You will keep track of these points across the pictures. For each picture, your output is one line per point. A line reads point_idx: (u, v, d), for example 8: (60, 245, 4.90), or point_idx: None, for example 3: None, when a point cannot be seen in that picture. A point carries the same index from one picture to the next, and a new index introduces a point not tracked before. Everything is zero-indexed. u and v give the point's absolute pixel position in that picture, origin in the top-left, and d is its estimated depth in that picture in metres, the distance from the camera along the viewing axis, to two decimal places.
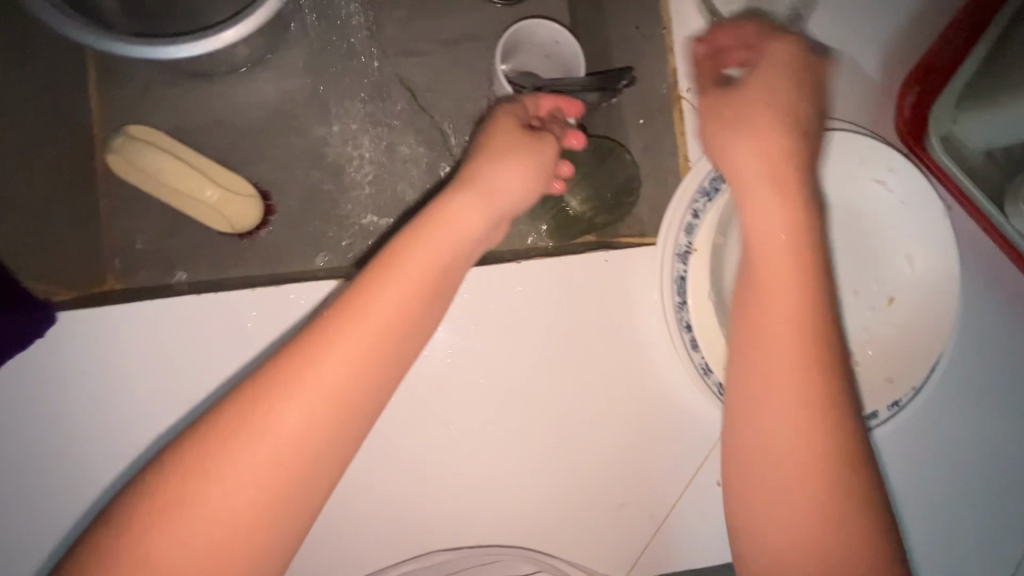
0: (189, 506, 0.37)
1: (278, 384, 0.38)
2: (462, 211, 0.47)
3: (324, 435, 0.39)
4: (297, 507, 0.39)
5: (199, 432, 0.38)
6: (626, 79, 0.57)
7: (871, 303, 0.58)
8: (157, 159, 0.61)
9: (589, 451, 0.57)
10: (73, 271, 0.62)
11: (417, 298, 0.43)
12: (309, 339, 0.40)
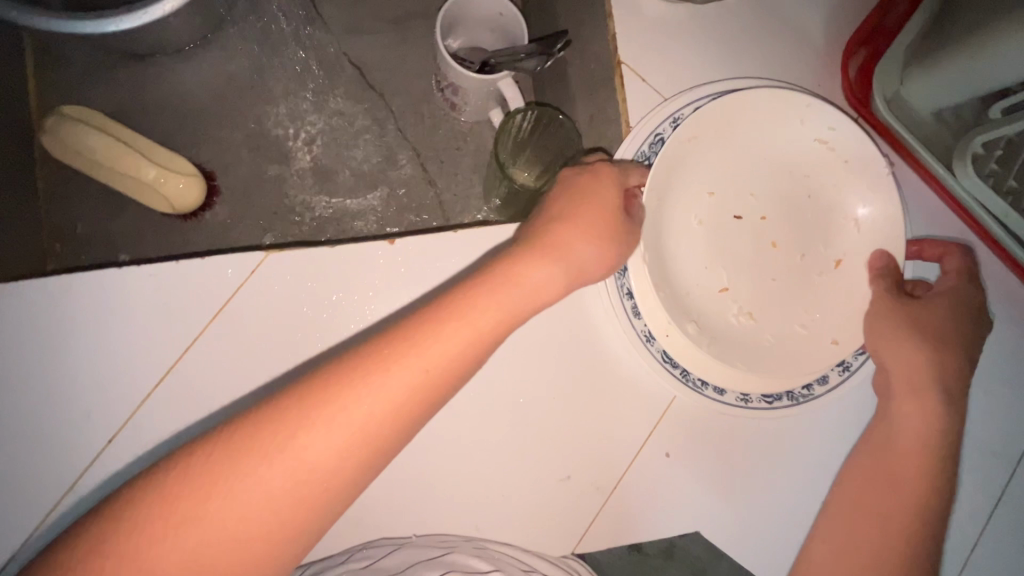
0: (186, 532, 0.34)
1: (308, 421, 0.36)
2: (540, 272, 0.46)
3: (344, 474, 0.37)
4: (314, 526, 0.37)
5: (211, 454, 0.35)
6: (562, 43, 0.55)
7: (818, 266, 0.56)
8: (88, 137, 0.60)
9: (541, 424, 0.56)
10: (8, 253, 0.60)
11: (476, 343, 0.42)
12: (345, 380, 0.38)
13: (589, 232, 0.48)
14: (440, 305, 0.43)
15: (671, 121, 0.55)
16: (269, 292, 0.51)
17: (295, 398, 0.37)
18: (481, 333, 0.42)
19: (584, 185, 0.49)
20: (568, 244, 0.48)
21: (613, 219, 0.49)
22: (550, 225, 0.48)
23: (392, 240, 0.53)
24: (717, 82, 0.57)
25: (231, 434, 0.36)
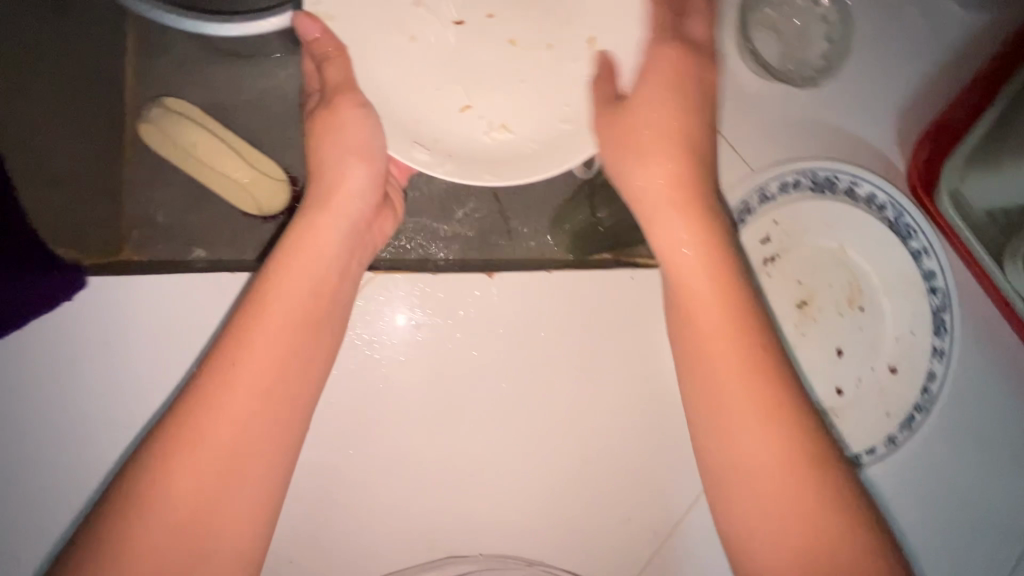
0: (174, 492, 0.47)
1: (202, 412, 0.49)
2: (335, 248, 0.56)
3: (259, 432, 0.51)
4: (284, 463, 0.52)
5: (164, 446, 0.47)
6: None
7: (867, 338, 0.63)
8: (191, 133, 0.61)
9: (600, 465, 0.60)
10: (91, 238, 0.62)
11: (313, 325, 0.54)
12: (226, 368, 0.50)
13: (356, 150, 0.57)
14: (295, 257, 0.55)
15: (757, 192, 0.59)
16: None
17: (191, 404, 0.49)
18: (319, 284, 0.55)
19: (334, 124, 0.56)
20: (339, 174, 0.58)
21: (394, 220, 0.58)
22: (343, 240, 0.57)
23: (491, 274, 0.60)
24: (806, 161, 0.60)
25: (177, 428, 0.48)
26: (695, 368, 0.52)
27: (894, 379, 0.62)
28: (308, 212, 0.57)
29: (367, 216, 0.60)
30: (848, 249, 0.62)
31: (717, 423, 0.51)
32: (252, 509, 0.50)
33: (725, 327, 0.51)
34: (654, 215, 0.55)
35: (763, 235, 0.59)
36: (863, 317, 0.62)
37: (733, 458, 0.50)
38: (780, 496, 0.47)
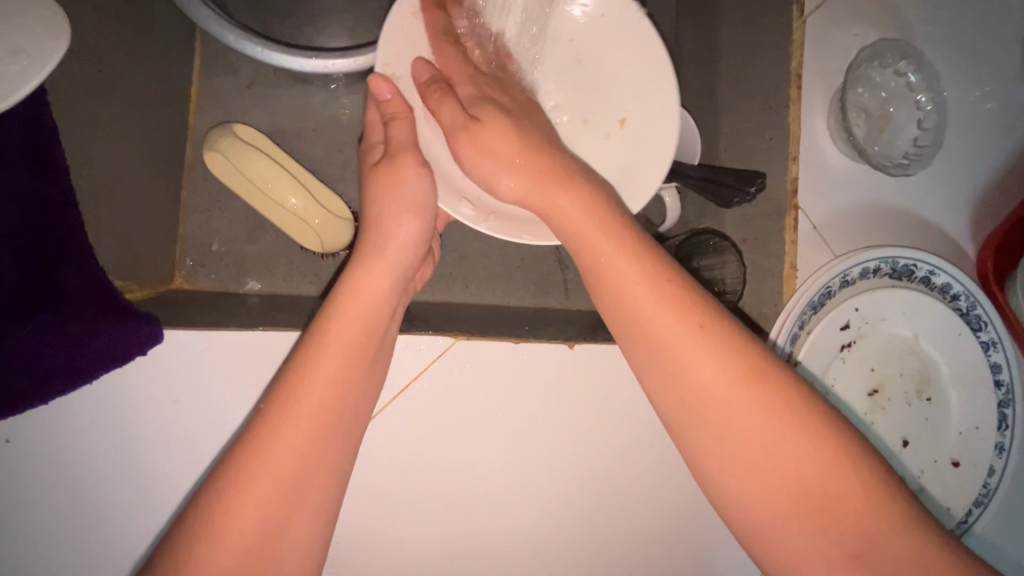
0: (206, 572, 0.36)
1: (247, 470, 0.38)
2: (373, 273, 0.47)
3: (308, 490, 0.40)
4: (327, 517, 0.41)
5: (206, 508, 0.37)
6: (756, 185, 0.58)
7: (933, 429, 0.61)
8: (259, 165, 0.58)
9: (675, 553, 0.55)
10: (143, 270, 0.57)
11: (354, 358, 0.44)
12: (278, 416, 0.40)
13: (411, 206, 0.50)
14: (346, 279, 0.47)
15: (840, 277, 0.57)
16: (449, 377, 0.51)
17: (240, 458, 0.39)
18: (374, 327, 0.46)
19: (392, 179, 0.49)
20: (392, 222, 0.49)
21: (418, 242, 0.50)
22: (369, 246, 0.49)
23: (573, 345, 0.53)
24: (888, 248, 0.59)
25: (218, 488, 0.38)
26: (717, 426, 0.38)
27: (958, 473, 0.60)
28: (365, 249, 0.49)
29: (415, 267, 0.52)
30: (921, 339, 0.61)
31: (738, 467, 0.38)
32: (303, 566, 0.40)
33: (715, 364, 0.38)
34: (650, 309, 0.40)
35: (844, 322, 0.58)
36: (930, 408, 0.61)
37: (782, 491, 0.37)
38: (807, 520, 0.37)
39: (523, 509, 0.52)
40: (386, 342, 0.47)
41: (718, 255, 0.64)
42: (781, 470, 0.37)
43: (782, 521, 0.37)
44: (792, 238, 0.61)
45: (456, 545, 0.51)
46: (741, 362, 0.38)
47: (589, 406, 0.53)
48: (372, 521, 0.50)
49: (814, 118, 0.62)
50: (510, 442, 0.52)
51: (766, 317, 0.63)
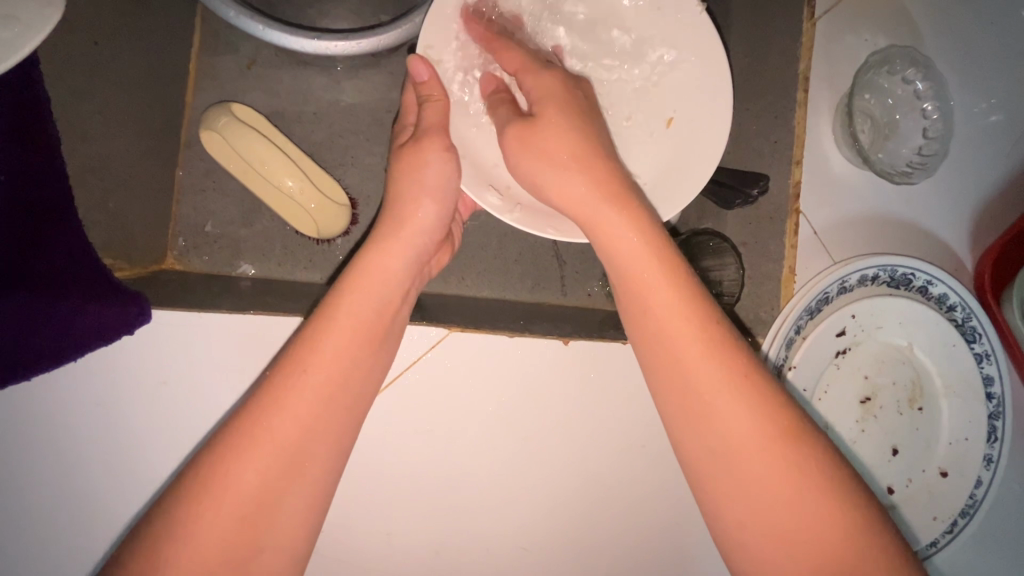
0: (208, 532, 0.37)
1: (255, 435, 0.39)
2: (389, 251, 0.47)
3: (312, 461, 0.41)
4: (322, 490, 0.41)
5: (209, 470, 0.37)
6: (759, 187, 0.57)
7: (921, 439, 0.61)
8: (256, 146, 0.57)
9: (661, 552, 0.55)
10: (135, 249, 0.56)
11: (362, 337, 0.43)
12: (290, 386, 0.40)
13: (435, 189, 0.49)
14: (361, 256, 0.46)
15: (839, 283, 0.57)
16: (440, 369, 0.51)
17: (249, 424, 0.39)
18: (385, 307, 0.46)
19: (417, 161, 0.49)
20: (412, 203, 0.49)
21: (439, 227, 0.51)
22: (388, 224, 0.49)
23: (567, 340, 0.52)
24: (887, 256, 0.58)
25: (224, 451, 0.38)
26: (704, 413, 0.40)
27: (945, 483, 0.61)
28: (385, 227, 0.49)
29: (432, 249, 0.52)
30: (915, 349, 0.61)
31: (714, 452, 0.39)
32: (301, 534, 0.40)
33: (703, 360, 0.39)
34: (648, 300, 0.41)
35: (840, 329, 0.58)
36: (921, 418, 0.61)
37: (749, 478, 0.39)
38: (769, 510, 0.38)
39: (512, 504, 0.52)
40: (396, 323, 0.47)
41: (717, 255, 0.63)
42: (755, 463, 0.38)
43: (749, 506, 0.39)
44: (792, 243, 0.61)
45: (442, 537, 0.51)
46: (729, 358, 0.40)
47: (582, 403, 0.53)
48: (359, 512, 0.49)
49: (820, 122, 0.62)
50: (500, 435, 0.52)
51: (760, 320, 0.64)
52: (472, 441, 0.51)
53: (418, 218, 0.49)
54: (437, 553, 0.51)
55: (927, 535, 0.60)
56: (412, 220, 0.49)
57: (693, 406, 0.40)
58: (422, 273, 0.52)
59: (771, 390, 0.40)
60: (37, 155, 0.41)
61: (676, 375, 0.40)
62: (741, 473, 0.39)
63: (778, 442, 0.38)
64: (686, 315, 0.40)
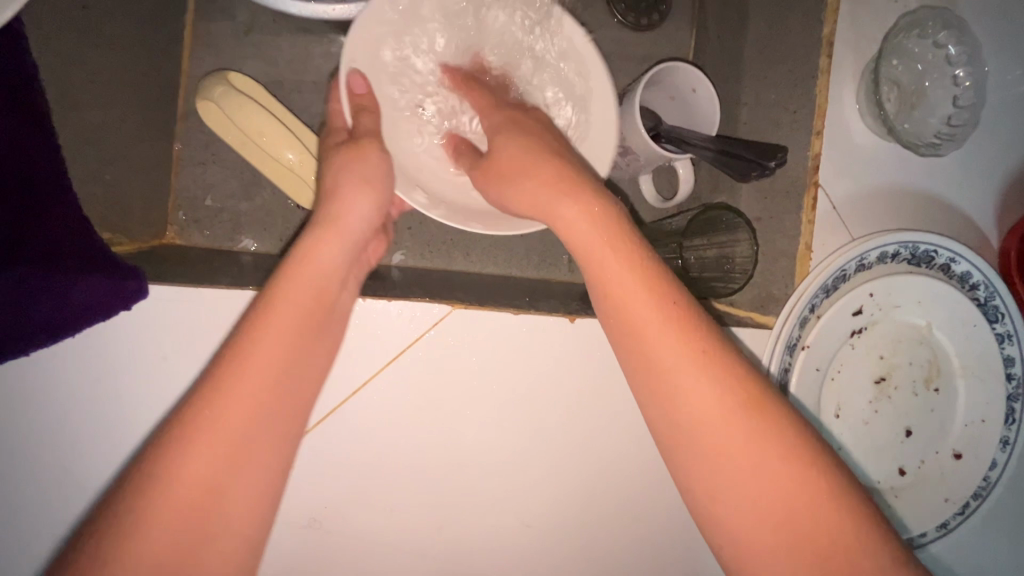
0: (145, 543, 0.32)
1: (186, 428, 0.34)
2: (329, 238, 0.44)
3: (254, 452, 0.36)
4: (270, 488, 0.37)
5: (141, 471, 0.33)
6: (777, 159, 0.54)
7: (935, 420, 0.60)
8: (255, 114, 0.55)
9: (665, 528, 0.54)
10: (134, 223, 0.55)
11: (309, 317, 0.40)
12: (227, 371, 0.36)
13: (369, 183, 0.47)
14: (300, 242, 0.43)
15: (858, 260, 0.55)
16: (444, 347, 0.49)
17: (179, 416, 0.34)
18: (329, 289, 0.43)
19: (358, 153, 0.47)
20: (348, 192, 0.46)
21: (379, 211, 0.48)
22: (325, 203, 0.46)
23: (573, 317, 0.51)
24: (910, 232, 0.56)
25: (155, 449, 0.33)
26: (683, 424, 0.37)
27: (957, 465, 0.59)
28: (319, 215, 0.45)
29: (367, 240, 0.48)
30: (934, 329, 0.59)
31: (700, 454, 0.37)
32: (249, 539, 0.35)
33: (682, 363, 0.37)
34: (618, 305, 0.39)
35: (857, 307, 0.56)
36: (936, 399, 0.59)
37: (736, 487, 0.36)
38: (756, 511, 0.35)
39: (512, 478, 0.51)
40: (342, 308, 0.44)
41: (731, 232, 0.60)
42: (741, 463, 0.36)
43: (737, 516, 0.36)
44: (808, 218, 0.59)
45: (443, 506, 0.50)
46: (711, 361, 0.37)
47: (586, 380, 0.52)
48: (362, 490, 0.48)
49: (844, 90, 0.59)
50: (502, 410, 0.51)
51: (773, 297, 0.62)
52: (475, 419, 0.50)
53: (355, 195, 0.46)
54: (440, 530, 0.50)
55: (937, 516, 0.59)
56: (353, 199, 0.46)
57: (672, 417, 0.37)
58: (360, 262, 0.48)
59: (751, 386, 0.37)
60: (26, 127, 0.41)
61: (647, 384, 0.38)
62: (722, 478, 0.36)
63: (759, 435, 0.36)
64: (657, 317, 0.38)
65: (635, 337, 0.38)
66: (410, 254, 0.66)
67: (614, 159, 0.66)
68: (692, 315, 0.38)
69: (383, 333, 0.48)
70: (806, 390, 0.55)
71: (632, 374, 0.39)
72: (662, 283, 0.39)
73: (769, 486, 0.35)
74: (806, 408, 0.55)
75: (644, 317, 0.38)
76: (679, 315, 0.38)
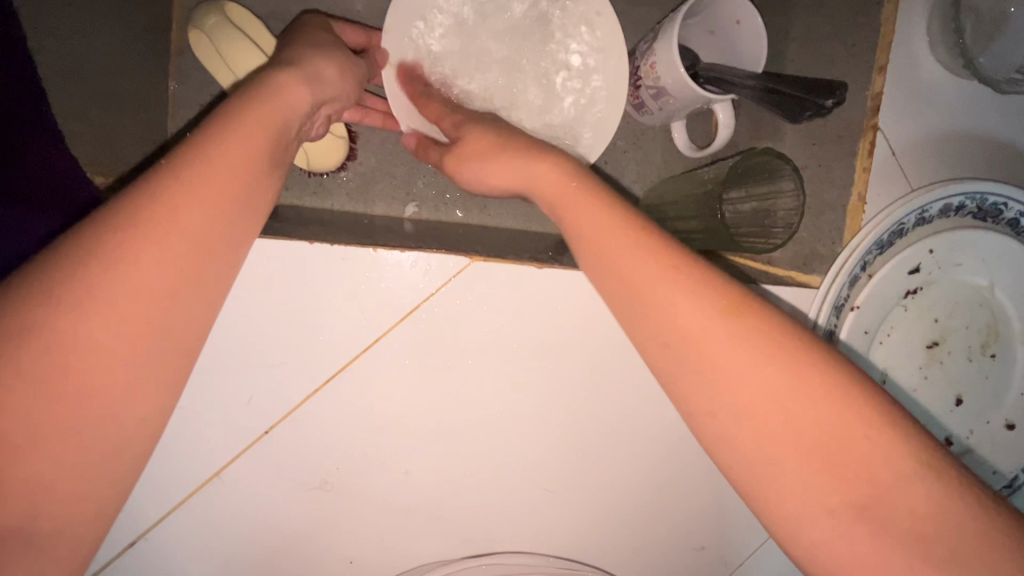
0: (14, 380, 0.24)
1: (92, 257, 0.26)
2: (294, 90, 0.36)
3: (171, 311, 0.28)
4: (184, 350, 0.29)
5: (16, 294, 0.25)
6: (835, 97, 0.47)
7: (990, 390, 0.54)
8: (250, 53, 0.50)
9: (689, 492, 0.51)
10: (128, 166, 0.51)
11: (257, 160, 0.32)
12: (133, 230, 0.27)
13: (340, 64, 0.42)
14: (265, 79, 0.36)
15: (917, 213, 0.50)
16: (464, 302, 0.45)
17: (88, 239, 0.26)
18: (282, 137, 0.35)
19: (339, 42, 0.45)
20: (324, 61, 0.41)
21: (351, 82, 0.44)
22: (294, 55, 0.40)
23: None
24: (978, 181, 0.50)
25: (40, 269, 0.26)
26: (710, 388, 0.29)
27: (1009, 436, 0.55)
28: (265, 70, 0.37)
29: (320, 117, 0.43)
30: (996, 290, 0.53)
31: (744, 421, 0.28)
32: (144, 421, 0.27)
33: (700, 313, 0.29)
34: (614, 268, 0.33)
35: (914, 264, 0.51)
36: (993, 365, 0.54)
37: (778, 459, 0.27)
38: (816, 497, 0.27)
39: (532, 436, 0.48)
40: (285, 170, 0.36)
41: (772, 180, 0.53)
42: (784, 428, 0.28)
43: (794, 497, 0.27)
44: (862, 167, 0.54)
45: (457, 464, 0.47)
46: (733, 315, 0.29)
47: (613, 341, 0.48)
48: (373, 450, 0.45)
49: (912, 21, 0.52)
50: (523, 368, 0.47)
51: (817, 255, 0.57)
52: (493, 376, 0.46)
53: (331, 59, 0.41)
54: (457, 492, 0.48)
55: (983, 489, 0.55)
56: (351, 71, 0.43)
57: (694, 382, 0.29)
58: (296, 143, 0.39)
59: (783, 338, 0.29)
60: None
61: (662, 350, 0.31)
62: (760, 454, 0.28)
63: (804, 391, 0.28)
64: (666, 275, 0.31)
65: (639, 295, 0.31)
66: (423, 207, 0.61)
67: (646, 103, 0.60)
68: (701, 269, 0.31)
69: (397, 288, 0.44)
70: (855, 354, 0.50)
71: (645, 337, 0.31)
72: (664, 243, 0.33)
73: (833, 459, 0.27)
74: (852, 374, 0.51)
75: (651, 275, 0.31)
76: (682, 267, 0.31)
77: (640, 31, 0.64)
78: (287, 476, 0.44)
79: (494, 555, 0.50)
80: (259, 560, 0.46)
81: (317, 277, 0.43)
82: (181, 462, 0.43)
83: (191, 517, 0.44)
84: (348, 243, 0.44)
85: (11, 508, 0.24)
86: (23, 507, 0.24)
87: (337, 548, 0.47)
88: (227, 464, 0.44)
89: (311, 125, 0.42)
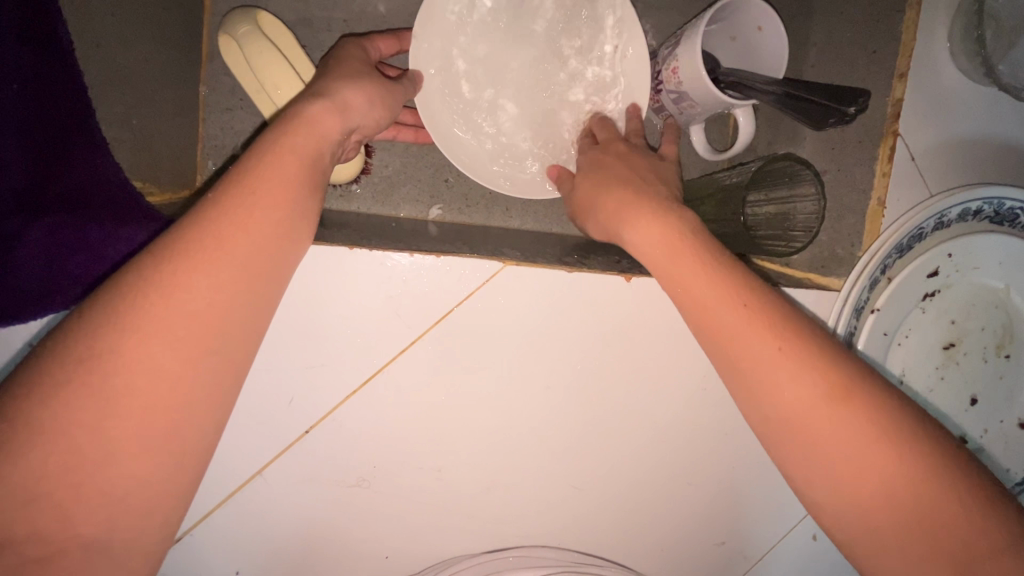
0: (88, 398, 0.26)
1: (148, 288, 0.28)
2: (323, 123, 0.37)
3: (224, 332, 0.30)
4: (232, 377, 0.30)
5: (93, 319, 0.27)
6: (859, 104, 0.47)
7: (1008, 392, 0.55)
8: (271, 62, 0.49)
9: (708, 489, 0.53)
10: (164, 172, 0.52)
11: (297, 192, 0.33)
12: (183, 264, 0.28)
13: (369, 89, 0.42)
14: (300, 108, 0.37)
15: (937, 217, 0.51)
16: (495, 305, 0.47)
17: (147, 269, 0.28)
18: (318, 166, 0.36)
19: (362, 65, 0.45)
20: (351, 89, 0.41)
21: (383, 108, 0.44)
22: (327, 79, 0.41)
23: (629, 278, 0.48)
24: (997, 186, 0.51)
25: (107, 296, 0.28)
26: (739, 348, 0.35)
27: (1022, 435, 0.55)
28: (297, 102, 0.38)
29: (347, 143, 0.43)
30: (1013, 293, 0.54)
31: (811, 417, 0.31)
32: (207, 437, 0.30)
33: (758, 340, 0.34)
34: (658, 262, 0.39)
35: (932, 268, 0.52)
36: (1008, 366, 0.54)
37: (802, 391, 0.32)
38: (823, 444, 0.32)
39: (557, 436, 0.49)
40: (321, 196, 0.37)
41: (793, 185, 0.53)
42: None
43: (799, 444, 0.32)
44: (882, 172, 0.55)
45: (486, 463, 0.48)
46: (745, 302, 0.35)
47: (638, 343, 0.49)
48: (407, 451, 0.47)
49: (932, 30, 0.53)
50: (552, 369, 0.48)
51: (835, 258, 0.58)
52: (520, 377, 0.48)
53: (361, 85, 0.42)
54: (488, 491, 0.49)
55: (997, 485, 0.55)
56: (384, 96, 0.44)
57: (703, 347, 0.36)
58: (331, 169, 0.40)
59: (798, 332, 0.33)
60: (18, 49, 0.36)
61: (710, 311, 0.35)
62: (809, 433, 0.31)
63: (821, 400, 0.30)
64: (696, 268, 0.36)
65: (673, 282, 0.38)
66: (448, 209, 0.62)
67: (665, 107, 0.60)
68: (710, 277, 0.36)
69: (431, 292, 0.46)
70: (872, 355, 0.51)
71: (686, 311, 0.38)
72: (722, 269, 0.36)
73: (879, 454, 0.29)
74: (874, 372, 0.52)
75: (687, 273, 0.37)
76: (707, 268, 0.36)
77: (661, 35, 0.65)
78: (324, 476, 0.46)
79: (522, 550, 0.51)
80: (298, 555, 0.47)
81: (354, 279, 0.44)
82: (226, 461, 0.45)
83: (232, 516, 0.45)
84: (383, 248, 0.45)
85: (93, 515, 0.26)
86: (106, 516, 0.27)
87: (371, 544, 0.48)
88: (269, 464, 0.45)
89: (342, 150, 0.43)
